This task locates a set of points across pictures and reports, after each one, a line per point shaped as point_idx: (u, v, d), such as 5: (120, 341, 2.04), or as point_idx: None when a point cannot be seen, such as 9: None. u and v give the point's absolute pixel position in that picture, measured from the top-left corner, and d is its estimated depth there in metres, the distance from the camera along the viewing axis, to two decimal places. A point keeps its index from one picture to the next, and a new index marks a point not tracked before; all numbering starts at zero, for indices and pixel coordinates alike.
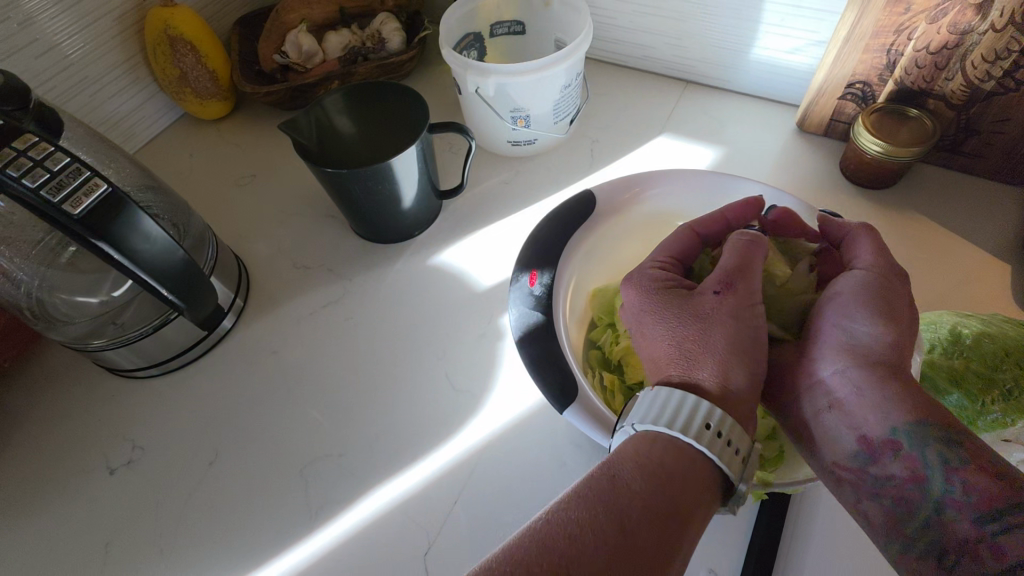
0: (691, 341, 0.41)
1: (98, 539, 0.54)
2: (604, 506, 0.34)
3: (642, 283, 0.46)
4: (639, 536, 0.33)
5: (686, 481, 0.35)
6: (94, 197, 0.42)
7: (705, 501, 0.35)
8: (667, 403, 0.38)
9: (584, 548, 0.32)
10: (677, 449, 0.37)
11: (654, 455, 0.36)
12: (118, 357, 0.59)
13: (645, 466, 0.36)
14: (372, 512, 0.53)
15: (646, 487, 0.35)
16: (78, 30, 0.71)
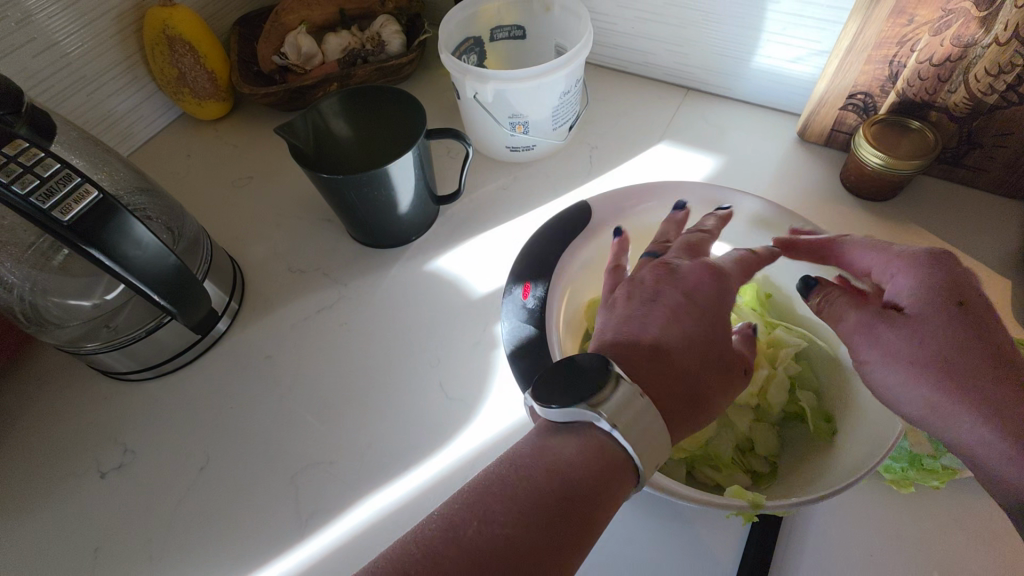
0: (649, 306, 0.45)
1: (88, 543, 0.53)
2: (520, 494, 0.34)
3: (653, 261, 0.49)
4: (547, 519, 0.33)
5: (603, 475, 0.35)
6: (85, 204, 0.42)
7: (616, 495, 0.35)
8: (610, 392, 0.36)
9: (490, 534, 0.32)
10: (602, 442, 0.36)
11: (578, 446, 0.36)
12: (111, 360, 0.59)
13: (565, 458, 0.36)
14: (363, 522, 0.53)
15: (564, 478, 0.34)
16: (77, 29, 0.71)
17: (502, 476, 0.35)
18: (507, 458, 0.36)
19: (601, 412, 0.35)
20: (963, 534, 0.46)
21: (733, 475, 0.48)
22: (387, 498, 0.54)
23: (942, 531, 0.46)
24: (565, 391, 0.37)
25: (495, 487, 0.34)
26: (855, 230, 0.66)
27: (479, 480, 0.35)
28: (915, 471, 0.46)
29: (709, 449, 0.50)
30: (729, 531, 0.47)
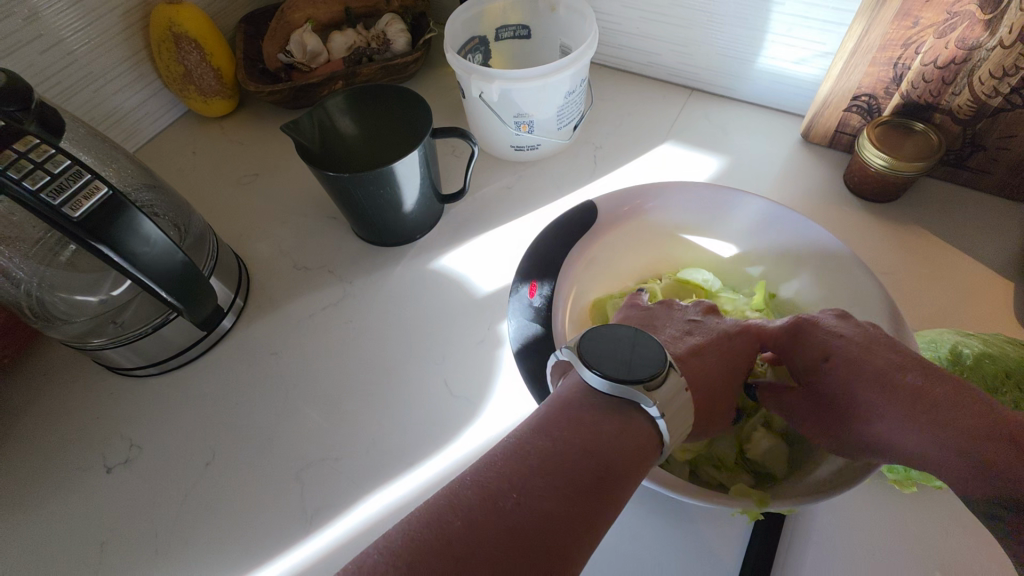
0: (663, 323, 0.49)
1: (94, 538, 0.54)
2: (560, 464, 0.33)
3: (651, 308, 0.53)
4: (580, 487, 0.33)
5: (636, 456, 0.35)
6: (94, 200, 0.42)
7: (645, 465, 0.36)
8: (654, 369, 0.37)
9: (529, 502, 0.31)
10: (641, 425, 0.37)
11: (618, 424, 0.36)
12: (117, 356, 0.59)
13: (604, 434, 0.35)
14: (377, 510, 0.53)
15: (602, 453, 0.34)
16: (84, 25, 0.71)
17: (540, 446, 0.34)
18: (545, 427, 0.36)
19: (655, 400, 0.36)
20: (964, 534, 0.46)
21: (735, 475, 0.49)
22: (391, 495, 0.54)
23: (943, 532, 0.47)
24: (621, 371, 0.37)
25: (533, 456, 0.33)
26: (858, 232, 0.66)
27: (518, 447, 0.34)
28: (916, 472, 0.46)
29: (711, 448, 0.50)
30: (732, 530, 0.48)
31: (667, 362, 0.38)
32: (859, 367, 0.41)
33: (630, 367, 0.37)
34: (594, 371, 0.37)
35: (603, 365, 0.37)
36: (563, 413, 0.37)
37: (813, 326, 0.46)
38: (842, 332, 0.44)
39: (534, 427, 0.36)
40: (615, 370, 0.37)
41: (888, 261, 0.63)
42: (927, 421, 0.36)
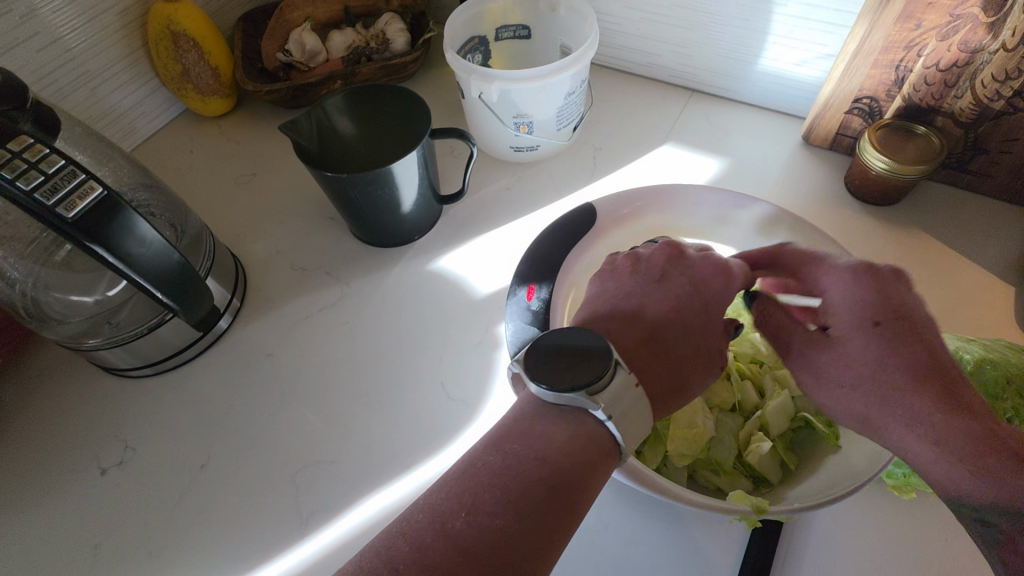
0: (626, 297, 0.46)
1: (88, 540, 0.53)
2: (508, 479, 0.33)
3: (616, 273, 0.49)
4: (530, 499, 0.33)
5: (589, 461, 0.35)
6: (89, 200, 0.42)
7: (598, 463, 0.36)
8: (597, 369, 0.36)
9: (478, 521, 0.32)
10: (593, 430, 0.36)
11: (567, 431, 0.36)
12: (113, 356, 0.59)
13: (554, 442, 0.35)
14: (372, 516, 0.53)
15: (552, 462, 0.34)
16: (82, 23, 0.71)
17: (491, 463, 0.34)
18: (497, 443, 0.36)
19: (599, 404, 0.36)
20: (964, 542, 0.46)
21: (734, 480, 0.48)
22: (387, 499, 0.54)
23: (943, 539, 0.46)
24: (565, 377, 0.37)
25: (485, 474, 0.34)
26: (858, 235, 0.65)
27: (471, 466, 0.34)
28: (915, 477, 0.45)
29: (711, 454, 0.50)
30: (729, 536, 0.47)
31: (613, 362, 0.37)
32: (906, 350, 0.40)
33: (575, 371, 0.37)
34: (539, 383, 0.37)
35: (550, 375, 0.37)
36: (515, 426, 0.37)
37: (852, 283, 0.43)
38: (867, 313, 0.42)
39: (489, 442, 0.36)
40: (561, 377, 0.37)
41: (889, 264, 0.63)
42: (943, 427, 0.37)
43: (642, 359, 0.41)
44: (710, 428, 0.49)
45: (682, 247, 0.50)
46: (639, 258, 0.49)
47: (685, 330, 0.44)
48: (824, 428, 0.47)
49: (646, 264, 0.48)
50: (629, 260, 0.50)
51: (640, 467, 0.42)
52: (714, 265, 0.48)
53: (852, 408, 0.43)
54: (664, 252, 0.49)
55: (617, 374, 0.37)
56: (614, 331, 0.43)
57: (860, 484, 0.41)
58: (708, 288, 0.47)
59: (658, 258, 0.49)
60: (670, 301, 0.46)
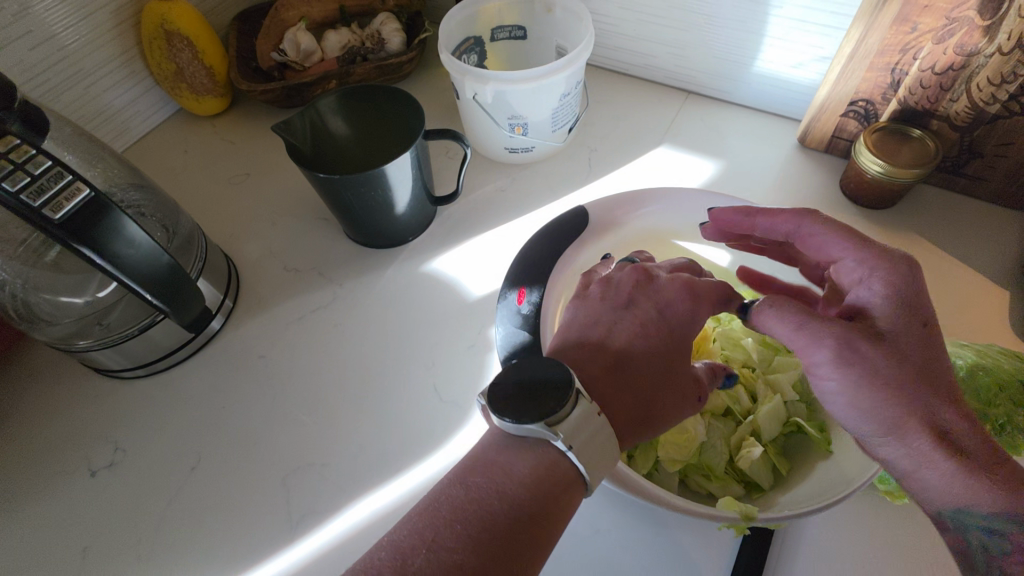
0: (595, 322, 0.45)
1: (78, 542, 0.53)
2: (469, 514, 0.34)
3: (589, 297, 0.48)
4: (491, 534, 0.33)
5: (551, 492, 0.35)
6: (76, 202, 0.41)
7: (561, 498, 0.36)
8: (556, 398, 0.37)
9: (439, 556, 0.32)
10: (557, 460, 0.36)
11: (529, 462, 0.36)
12: (104, 357, 0.58)
13: (514, 474, 0.36)
14: (361, 520, 0.52)
15: (512, 495, 0.35)
16: (75, 21, 0.71)
17: (453, 496, 0.35)
18: (460, 476, 0.36)
19: (559, 434, 0.36)
20: None
21: (725, 485, 0.48)
22: (378, 502, 0.53)
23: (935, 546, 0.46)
24: (528, 409, 0.37)
25: (447, 507, 0.34)
26: None
27: (435, 500, 0.35)
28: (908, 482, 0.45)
29: (703, 458, 0.50)
30: (720, 541, 0.47)
31: (575, 388, 0.37)
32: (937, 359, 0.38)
33: (536, 402, 0.37)
34: (505, 417, 0.37)
35: (514, 406, 0.37)
36: (480, 459, 0.37)
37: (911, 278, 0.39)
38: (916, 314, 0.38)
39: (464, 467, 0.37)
40: (524, 408, 0.37)
41: None
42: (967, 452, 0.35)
43: (605, 390, 0.41)
44: (703, 432, 0.49)
45: (651, 270, 0.48)
46: (610, 281, 0.48)
47: (648, 363, 0.43)
48: (814, 434, 0.48)
49: (614, 289, 0.47)
50: (599, 284, 0.48)
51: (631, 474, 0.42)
52: (681, 284, 0.46)
53: (890, 413, 0.37)
54: (633, 276, 0.47)
55: (579, 402, 0.37)
56: (579, 363, 0.43)
57: (847, 494, 0.40)
58: (674, 312, 0.45)
59: (627, 282, 0.47)
60: (635, 329, 0.44)
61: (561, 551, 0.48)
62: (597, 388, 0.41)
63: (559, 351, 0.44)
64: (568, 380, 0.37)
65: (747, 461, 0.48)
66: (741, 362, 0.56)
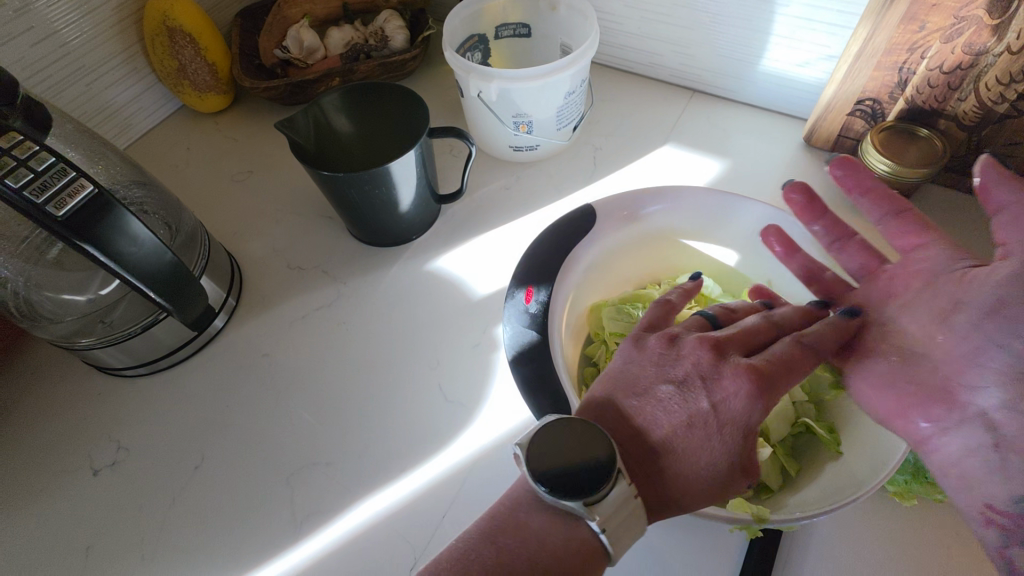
0: (646, 390, 0.42)
1: (80, 542, 0.53)
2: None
3: (645, 358, 0.44)
4: None
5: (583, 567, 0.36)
6: (80, 199, 0.41)
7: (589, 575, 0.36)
8: (600, 481, 0.36)
9: None
10: (587, 536, 0.37)
11: (562, 534, 0.37)
12: (106, 356, 0.58)
13: (547, 545, 0.36)
14: (365, 520, 0.52)
15: (543, 565, 0.36)
16: (77, 17, 0.70)
17: (483, 555, 0.36)
18: (491, 535, 0.37)
19: (595, 515, 0.36)
20: (964, 551, 0.46)
21: None
22: (384, 501, 0.53)
23: (943, 547, 0.46)
24: (567, 484, 0.36)
25: (477, 566, 0.35)
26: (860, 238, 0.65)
27: (465, 555, 0.36)
28: (918, 484, 0.45)
29: None
30: (727, 543, 0.47)
31: (617, 469, 0.37)
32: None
33: (575, 479, 0.37)
34: (541, 485, 0.37)
35: (551, 476, 0.37)
36: (509, 516, 0.38)
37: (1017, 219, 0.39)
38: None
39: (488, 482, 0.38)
40: (563, 481, 0.37)
41: None
42: None
43: (640, 467, 0.40)
44: None
45: (720, 351, 0.42)
46: (674, 342, 0.44)
47: (693, 454, 0.39)
48: (824, 434, 0.47)
49: (672, 362, 0.42)
50: (662, 341, 0.44)
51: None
52: (743, 377, 0.39)
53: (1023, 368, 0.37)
54: (697, 350, 0.42)
55: (618, 483, 0.37)
56: (620, 434, 0.41)
57: (853, 498, 0.40)
58: (728, 411, 0.39)
59: (688, 356, 0.42)
60: (682, 415, 0.40)
61: None
62: (631, 458, 0.40)
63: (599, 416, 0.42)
64: (610, 459, 0.37)
65: None
66: None
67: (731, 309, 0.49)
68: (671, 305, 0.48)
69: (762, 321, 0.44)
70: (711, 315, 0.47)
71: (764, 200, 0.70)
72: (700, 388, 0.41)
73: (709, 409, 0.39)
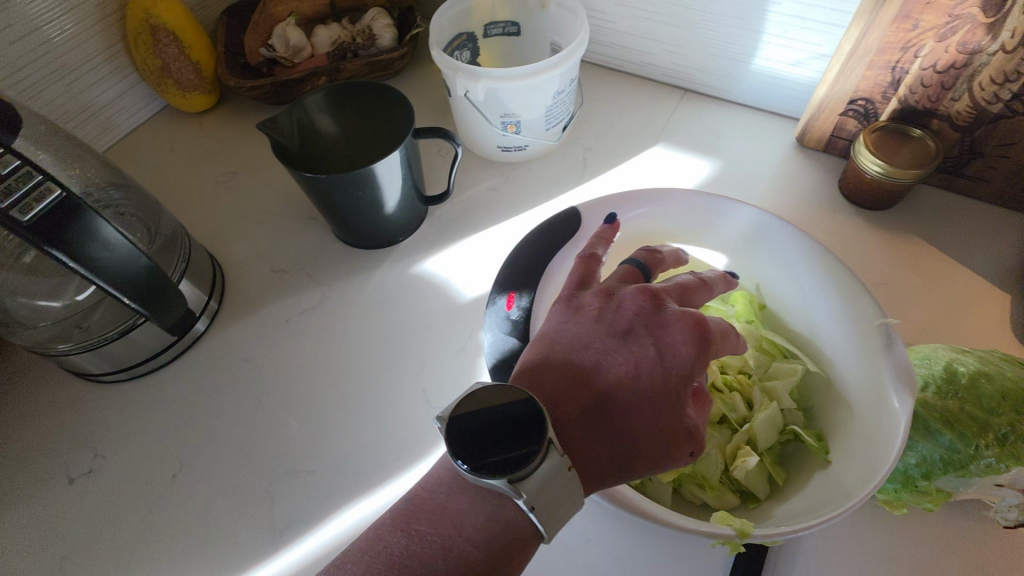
0: (585, 344, 0.42)
1: (54, 553, 0.52)
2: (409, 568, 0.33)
3: (580, 315, 0.44)
4: None
5: (505, 546, 0.35)
6: (46, 203, 0.40)
7: (513, 553, 0.35)
8: (526, 453, 0.34)
9: None
10: (513, 516, 0.35)
11: (484, 515, 0.35)
12: (84, 361, 0.57)
13: (465, 530, 0.35)
14: (347, 530, 0.51)
15: (458, 551, 0.34)
16: (57, 15, 0.69)
17: (393, 545, 0.34)
18: (404, 522, 0.35)
19: (522, 492, 0.34)
20: (957, 562, 0.45)
21: (720, 496, 0.47)
22: (368, 508, 0.52)
23: (935, 555, 0.45)
24: (492, 460, 0.34)
25: (385, 559, 0.33)
26: (852, 240, 0.64)
27: (372, 546, 0.34)
28: (908, 493, 0.45)
29: (697, 467, 0.48)
30: (709, 555, 0.46)
31: (548, 440, 0.35)
32: None
33: (498, 454, 0.35)
34: (462, 462, 0.35)
35: (472, 452, 0.35)
36: (429, 500, 0.37)
37: None
38: None
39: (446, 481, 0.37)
40: (487, 456, 0.35)
41: (882, 271, 0.61)
42: None
43: (580, 430, 0.39)
44: None
45: (661, 299, 0.44)
46: (611, 297, 0.45)
47: (634, 410, 0.40)
48: (813, 442, 0.47)
49: (614, 314, 0.44)
50: (598, 298, 0.45)
51: (633, 495, 0.39)
52: (688, 324, 0.43)
53: None
54: (637, 301, 0.44)
55: (549, 456, 0.35)
56: (560, 393, 0.40)
57: (835, 514, 0.38)
58: (674, 357, 0.42)
59: (629, 308, 0.44)
60: (627, 367, 0.41)
61: (554, 560, 0.47)
62: (569, 418, 0.39)
63: (538, 374, 0.41)
64: (541, 429, 0.35)
65: (742, 471, 0.47)
66: (737, 368, 0.54)
67: (652, 251, 0.51)
68: (595, 260, 0.49)
69: (693, 278, 0.48)
70: (639, 262, 0.49)
71: (755, 201, 0.69)
72: (642, 334, 0.43)
73: (651, 355, 0.42)
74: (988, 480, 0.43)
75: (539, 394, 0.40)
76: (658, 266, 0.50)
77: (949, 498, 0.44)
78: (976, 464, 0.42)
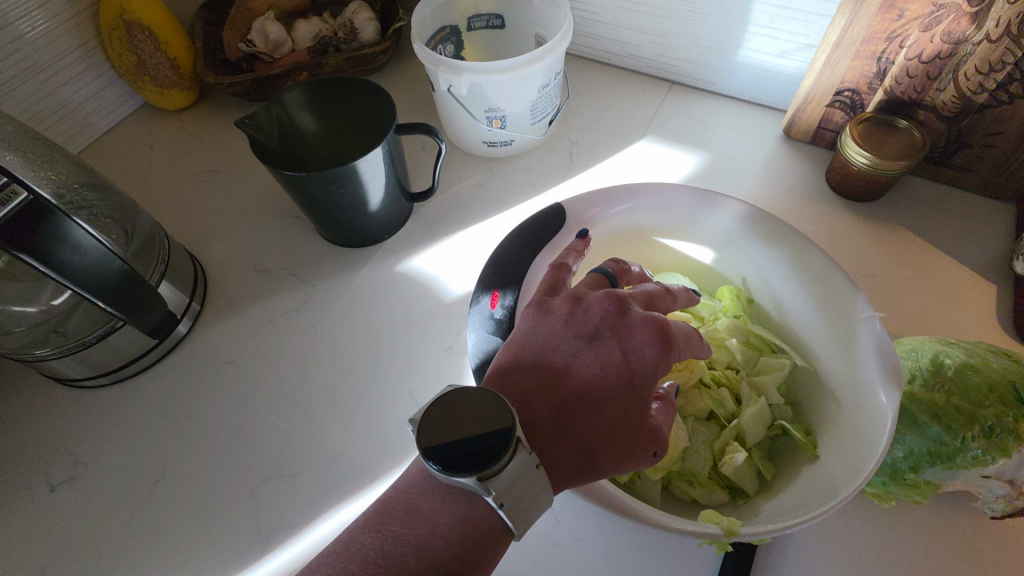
0: (553, 347, 0.42)
1: (34, 562, 0.51)
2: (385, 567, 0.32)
3: (549, 319, 0.43)
4: None
5: (479, 544, 0.34)
6: (11, 206, 0.38)
7: (487, 552, 0.34)
8: (496, 453, 0.34)
9: None
10: (485, 513, 0.35)
11: (456, 514, 0.35)
12: (62, 367, 0.55)
13: (438, 528, 0.34)
14: (331, 534, 0.50)
15: (432, 550, 0.33)
16: (27, 11, 0.67)
17: (367, 545, 0.34)
18: (377, 522, 0.35)
19: (491, 490, 0.33)
20: (946, 552, 0.45)
21: (709, 492, 0.47)
22: (353, 511, 0.51)
23: (921, 547, 0.45)
24: (461, 458, 0.34)
25: (360, 560, 0.33)
26: (839, 233, 0.64)
27: (346, 548, 0.34)
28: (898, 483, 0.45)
29: (685, 464, 0.48)
30: (694, 554, 0.46)
31: (515, 438, 0.35)
32: None
33: (468, 452, 0.34)
34: (433, 462, 0.34)
35: (443, 450, 0.34)
36: (403, 501, 0.36)
37: None
38: None
39: (424, 486, 0.36)
40: (458, 455, 0.34)
41: (869, 262, 0.61)
42: None
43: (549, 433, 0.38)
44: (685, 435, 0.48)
45: (626, 301, 0.44)
46: (579, 300, 0.44)
47: (599, 412, 0.39)
48: (801, 437, 0.47)
49: (582, 317, 0.43)
50: (566, 301, 0.44)
51: (618, 494, 0.39)
52: (651, 328, 0.42)
53: None
54: (603, 305, 0.43)
55: (519, 453, 0.35)
56: (529, 395, 0.39)
57: (824, 510, 0.37)
58: (640, 359, 0.42)
59: (596, 311, 0.43)
60: (595, 369, 0.41)
61: (542, 560, 0.47)
62: (536, 419, 0.38)
63: (507, 377, 0.41)
64: (509, 428, 0.34)
65: (731, 467, 0.47)
66: (724, 364, 0.54)
67: (620, 262, 0.50)
68: (565, 269, 0.48)
69: (660, 287, 0.48)
70: (607, 271, 0.48)
71: (743, 193, 0.69)
72: (608, 338, 0.42)
73: (618, 357, 0.41)
74: (976, 471, 0.43)
75: (510, 396, 0.39)
76: (625, 277, 0.50)
77: (936, 490, 0.45)
78: (962, 456, 0.42)
